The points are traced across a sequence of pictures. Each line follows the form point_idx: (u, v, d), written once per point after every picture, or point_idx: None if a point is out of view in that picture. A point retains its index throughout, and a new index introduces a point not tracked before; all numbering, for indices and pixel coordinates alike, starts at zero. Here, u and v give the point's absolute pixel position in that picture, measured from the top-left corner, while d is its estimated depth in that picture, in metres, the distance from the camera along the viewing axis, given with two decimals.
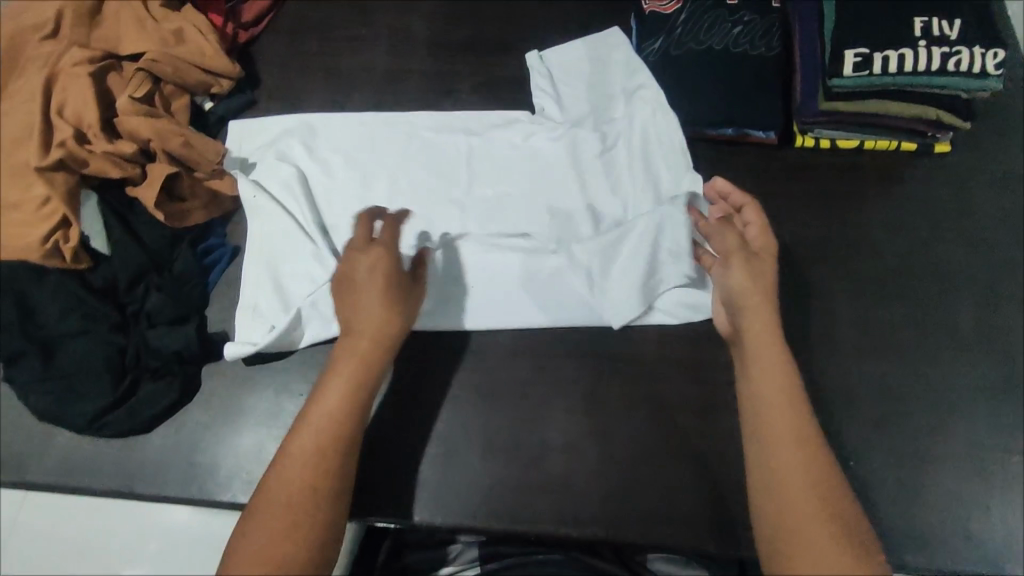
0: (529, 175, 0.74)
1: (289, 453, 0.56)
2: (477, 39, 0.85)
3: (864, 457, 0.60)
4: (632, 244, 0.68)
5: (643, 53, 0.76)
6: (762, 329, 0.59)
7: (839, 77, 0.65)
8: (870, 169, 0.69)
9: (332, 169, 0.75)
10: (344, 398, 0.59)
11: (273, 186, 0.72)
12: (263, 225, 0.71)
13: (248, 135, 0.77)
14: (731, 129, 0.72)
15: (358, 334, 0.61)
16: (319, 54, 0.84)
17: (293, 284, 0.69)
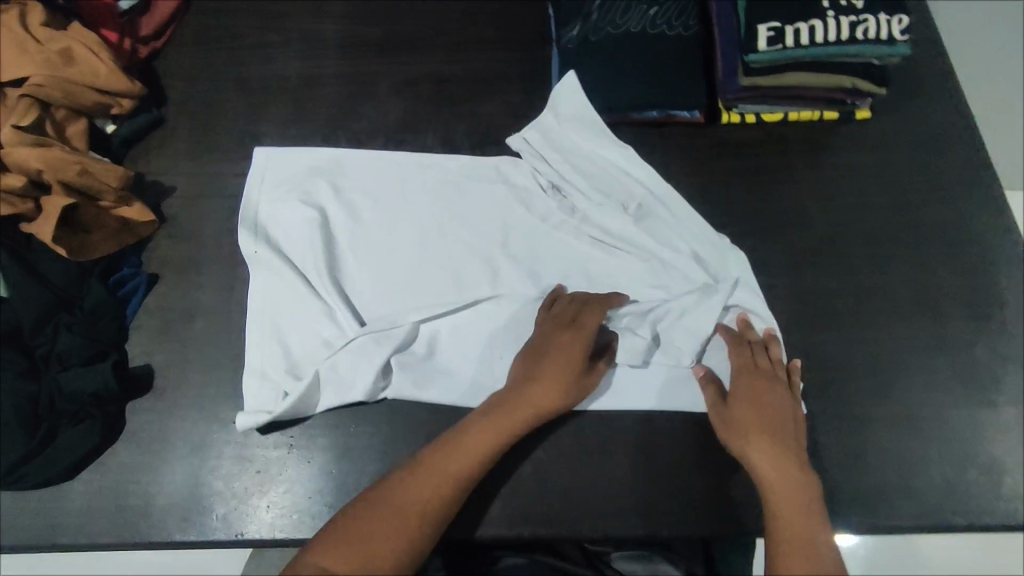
0: (536, 216, 0.69)
1: (400, 497, 0.53)
2: (401, 28, 0.79)
3: (822, 419, 0.63)
4: (673, 315, 0.64)
5: (562, 40, 0.73)
6: (776, 409, 0.58)
7: (754, 52, 0.67)
8: (796, 143, 0.75)
9: (359, 212, 0.68)
10: (477, 458, 0.55)
11: (295, 239, 0.66)
12: (277, 298, 0.63)
13: (273, 170, 0.70)
14: (657, 111, 0.73)
15: (515, 393, 0.58)
16: (227, 66, 0.76)
17: (307, 355, 0.62)
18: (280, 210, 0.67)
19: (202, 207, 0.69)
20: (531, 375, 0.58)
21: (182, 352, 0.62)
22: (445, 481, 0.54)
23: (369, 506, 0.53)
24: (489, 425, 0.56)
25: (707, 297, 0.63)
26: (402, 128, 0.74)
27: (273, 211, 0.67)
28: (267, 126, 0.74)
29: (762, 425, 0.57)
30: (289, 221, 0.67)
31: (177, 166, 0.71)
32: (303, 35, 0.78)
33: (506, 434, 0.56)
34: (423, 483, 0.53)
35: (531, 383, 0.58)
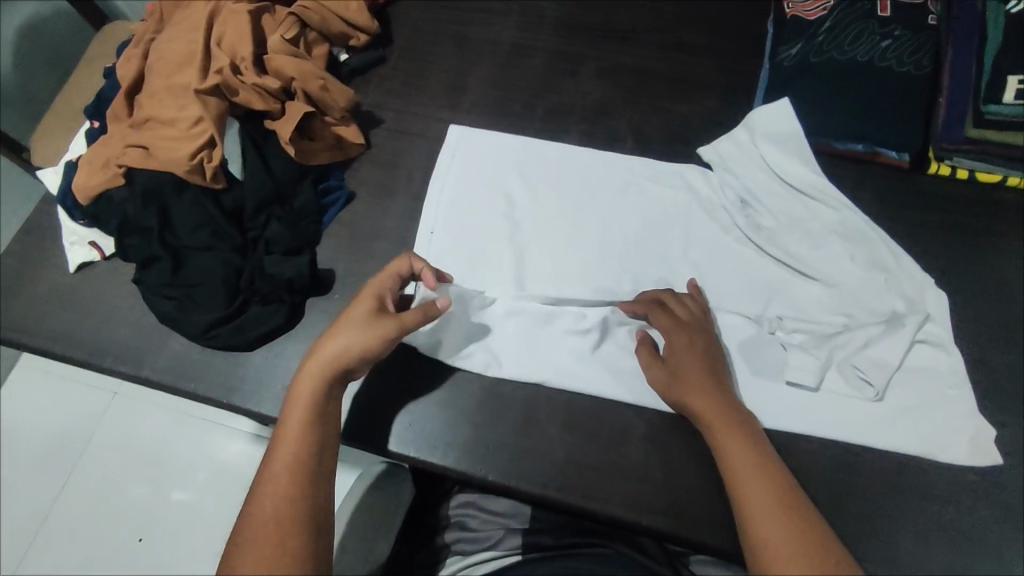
0: (729, 245, 0.68)
1: (291, 415, 0.53)
2: (615, 19, 0.82)
3: (980, 503, 0.58)
4: (868, 365, 0.61)
5: (777, 57, 0.74)
6: (707, 401, 0.55)
7: (996, 102, 0.65)
8: (1010, 209, 0.69)
9: (543, 199, 0.70)
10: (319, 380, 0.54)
11: (485, 213, 0.69)
12: (460, 270, 0.67)
13: (465, 144, 0.74)
14: (862, 145, 0.71)
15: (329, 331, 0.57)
16: (449, 23, 0.83)
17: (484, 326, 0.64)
18: (469, 182, 0.71)
19: (404, 142, 0.75)
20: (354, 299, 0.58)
21: (362, 265, 0.68)
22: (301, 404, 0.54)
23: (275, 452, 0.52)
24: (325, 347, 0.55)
25: (903, 338, 0.61)
26: (597, 110, 0.76)
27: (461, 189, 0.71)
28: (474, 82, 0.79)
29: (710, 391, 0.56)
30: (472, 201, 0.70)
31: (390, 101, 0.78)
32: (523, 8, 0.83)
33: (330, 365, 0.55)
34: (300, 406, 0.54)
35: (334, 330, 0.56)
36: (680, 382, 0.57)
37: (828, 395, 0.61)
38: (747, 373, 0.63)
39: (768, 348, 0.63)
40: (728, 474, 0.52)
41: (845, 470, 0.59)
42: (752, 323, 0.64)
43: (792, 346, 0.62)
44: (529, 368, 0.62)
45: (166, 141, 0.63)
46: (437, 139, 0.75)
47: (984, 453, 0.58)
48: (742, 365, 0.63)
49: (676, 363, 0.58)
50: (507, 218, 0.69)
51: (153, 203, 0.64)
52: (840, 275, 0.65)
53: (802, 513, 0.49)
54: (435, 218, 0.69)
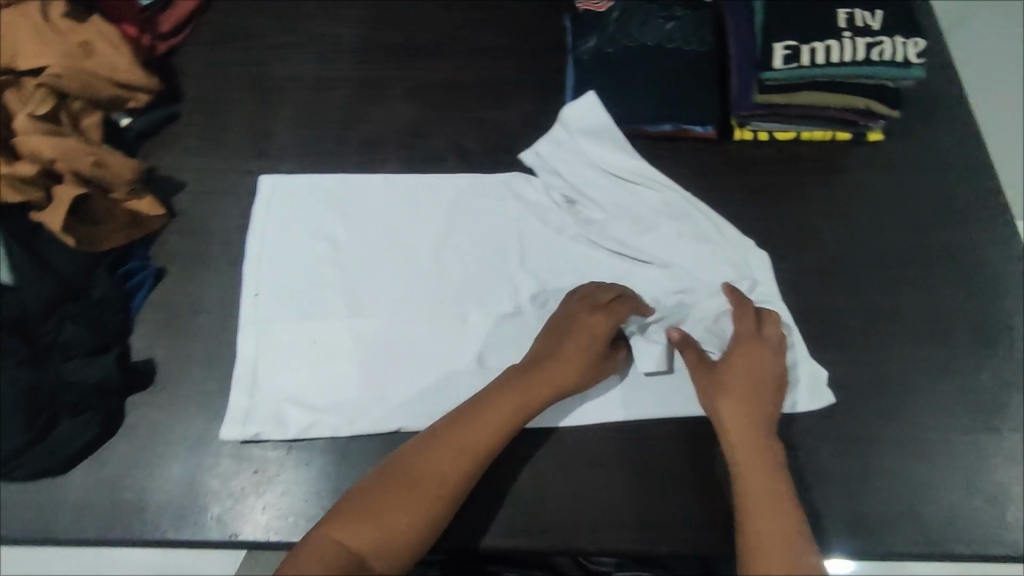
0: (563, 247, 0.68)
1: (422, 464, 0.53)
2: (417, 36, 0.80)
3: (822, 441, 0.62)
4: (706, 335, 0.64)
5: (577, 51, 0.74)
6: (736, 417, 0.57)
7: (770, 69, 0.68)
8: (809, 161, 0.74)
9: (373, 237, 0.67)
10: (520, 408, 0.56)
11: (311, 265, 0.66)
12: (295, 332, 0.63)
13: (280, 193, 0.69)
14: (669, 125, 0.72)
15: (563, 351, 0.59)
16: (244, 66, 0.78)
17: (327, 385, 0.61)
18: (290, 234, 0.67)
19: (211, 203, 0.70)
20: (571, 324, 0.60)
21: (184, 346, 0.62)
22: (463, 445, 0.54)
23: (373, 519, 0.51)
24: (548, 377, 0.58)
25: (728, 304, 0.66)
26: (413, 132, 0.74)
27: (282, 242, 0.67)
28: (280, 124, 0.74)
29: (746, 405, 0.58)
30: (296, 253, 0.66)
31: (189, 161, 0.72)
32: (320, 39, 0.80)
33: (534, 398, 0.57)
34: (448, 449, 0.54)
35: (565, 354, 0.59)
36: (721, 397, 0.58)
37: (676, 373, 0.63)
38: None
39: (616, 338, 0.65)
40: (743, 493, 0.55)
41: (706, 440, 0.61)
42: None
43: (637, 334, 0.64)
44: (382, 414, 0.59)
45: None
46: (248, 192, 0.70)
47: (820, 394, 0.63)
48: None
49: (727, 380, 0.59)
50: (337, 264, 0.66)
51: None
52: (670, 254, 0.68)
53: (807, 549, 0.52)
54: (259, 282, 0.65)
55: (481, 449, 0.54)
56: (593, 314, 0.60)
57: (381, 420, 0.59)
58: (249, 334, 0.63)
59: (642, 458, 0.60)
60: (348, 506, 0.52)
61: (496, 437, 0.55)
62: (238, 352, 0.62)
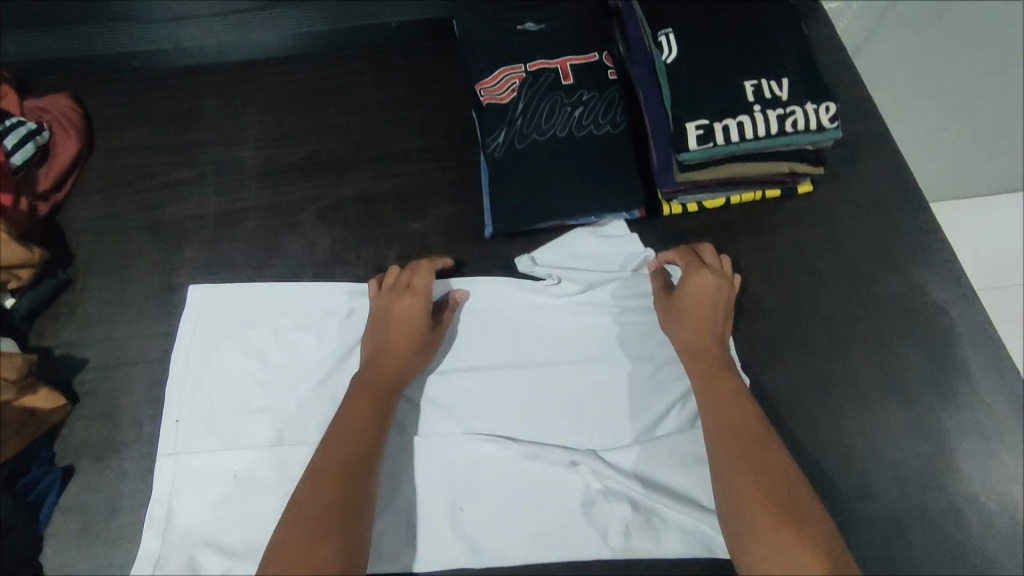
0: (523, 342, 0.64)
1: (322, 458, 0.52)
2: (322, 149, 0.76)
3: None
4: (656, 464, 0.58)
5: (488, 148, 0.71)
6: (692, 343, 0.60)
7: (686, 151, 0.64)
8: (741, 226, 0.73)
9: (304, 350, 0.62)
10: (368, 411, 0.55)
11: (239, 381, 0.61)
12: (214, 463, 0.58)
13: (211, 307, 0.64)
14: (594, 217, 0.69)
15: (376, 360, 0.58)
16: (137, 210, 0.72)
17: (242, 529, 0.55)
18: (216, 351, 0.62)
19: (117, 376, 0.64)
20: (379, 324, 0.60)
21: (102, 553, 0.56)
22: (328, 468, 0.51)
23: (290, 516, 0.49)
24: (373, 381, 0.57)
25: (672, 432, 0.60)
26: (331, 259, 0.70)
27: (208, 359, 0.62)
28: (185, 273, 0.69)
29: (698, 331, 0.60)
30: (220, 371, 0.62)
31: (88, 332, 0.66)
32: (218, 167, 0.75)
33: (372, 401, 0.56)
34: (319, 476, 0.50)
35: (388, 351, 0.59)
36: (674, 324, 0.61)
37: (626, 500, 0.57)
38: (557, 476, 0.58)
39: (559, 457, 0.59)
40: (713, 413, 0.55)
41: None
42: (538, 448, 0.59)
43: (594, 435, 0.61)
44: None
45: None
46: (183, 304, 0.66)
47: None
48: (552, 469, 0.58)
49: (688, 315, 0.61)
50: (264, 384, 0.61)
51: None
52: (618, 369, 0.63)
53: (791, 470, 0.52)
54: (181, 408, 0.60)
55: (344, 467, 0.51)
56: (400, 298, 0.61)
57: None
58: (166, 468, 0.57)
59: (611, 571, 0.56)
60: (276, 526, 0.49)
61: (352, 452, 0.52)
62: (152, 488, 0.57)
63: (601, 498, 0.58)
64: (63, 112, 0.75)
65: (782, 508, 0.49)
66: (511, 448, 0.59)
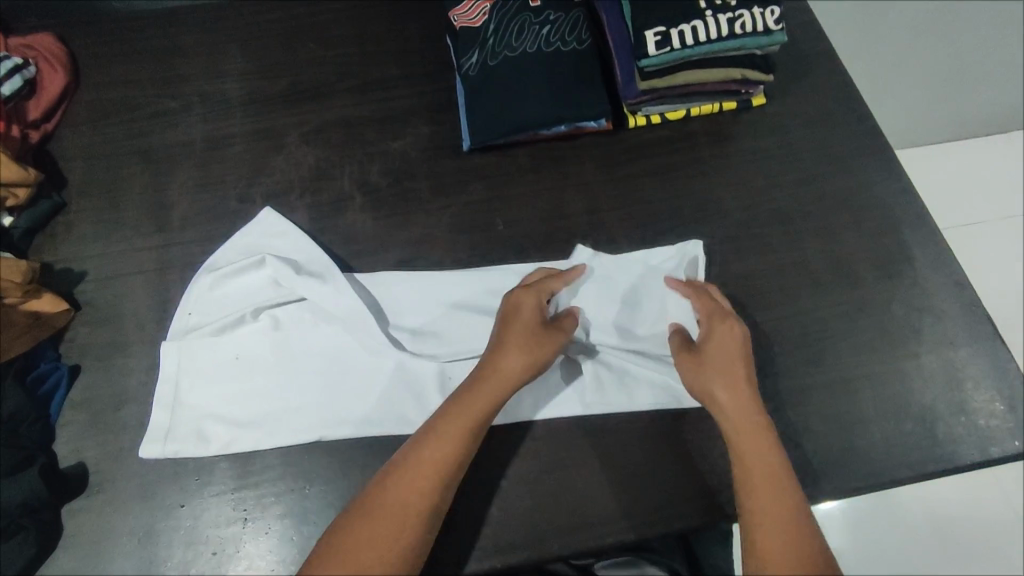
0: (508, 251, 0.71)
1: (405, 478, 0.52)
2: (304, 79, 0.79)
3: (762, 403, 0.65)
4: (628, 334, 0.66)
5: (462, 69, 0.75)
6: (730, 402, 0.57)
7: (646, 57, 0.69)
8: (701, 136, 0.78)
9: (296, 252, 0.67)
10: (454, 447, 0.53)
11: (235, 277, 0.65)
12: (218, 348, 0.63)
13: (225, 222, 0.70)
14: (565, 126, 0.74)
15: (477, 398, 0.55)
16: (127, 138, 0.75)
17: (247, 403, 0.61)
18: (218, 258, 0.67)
19: (118, 287, 0.67)
20: (483, 373, 0.56)
21: (113, 441, 0.60)
22: (406, 509, 0.51)
23: (366, 522, 0.50)
24: (466, 422, 0.54)
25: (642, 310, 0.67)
26: (317, 176, 0.74)
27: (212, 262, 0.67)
28: (178, 192, 0.72)
29: (728, 383, 0.57)
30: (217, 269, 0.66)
31: (87, 249, 0.69)
32: (204, 97, 0.78)
33: (453, 453, 0.53)
34: (404, 492, 0.51)
35: (490, 378, 0.56)
36: (719, 410, 0.57)
37: (595, 367, 0.64)
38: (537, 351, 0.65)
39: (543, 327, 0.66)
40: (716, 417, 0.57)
41: (641, 438, 0.62)
42: None
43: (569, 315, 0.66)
44: (316, 473, 0.59)
45: None
46: (251, 219, 0.71)
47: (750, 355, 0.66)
48: None
49: (708, 343, 0.60)
50: (274, 281, 0.65)
51: None
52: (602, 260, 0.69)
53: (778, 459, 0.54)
54: (186, 302, 0.65)
55: (445, 483, 0.52)
56: (517, 325, 0.59)
57: (296, 433, 0.60)
58: (172, 353, 0.62)
59: (590, 427, 0.62)
60: (342, 522, 0.51)
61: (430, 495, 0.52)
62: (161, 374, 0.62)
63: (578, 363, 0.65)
64: (48, 50, 0.77)
65: (785, 518, 0.51)
66: None
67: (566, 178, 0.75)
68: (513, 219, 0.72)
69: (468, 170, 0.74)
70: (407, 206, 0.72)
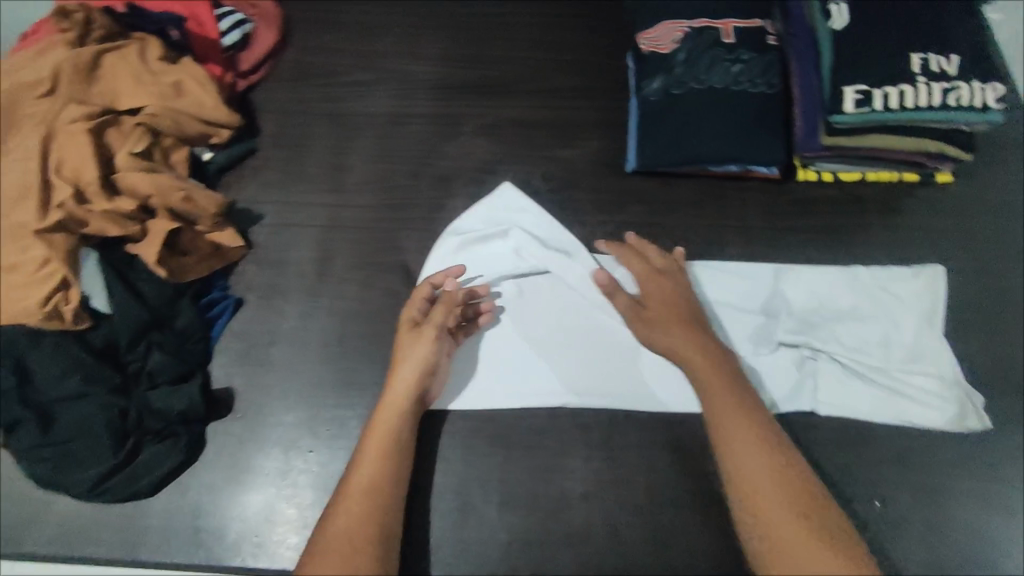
0: (727, 270, 0.70)
1: (352, 483, 0.53)
2: (486, 74, 0.83)
3: (891, 496, 0.62)
4: (836, 373, 0.66)
5: (643, 92, 0.75)
6: (728, 407, 0.55)
7: (840, 113, 0.68)
8: (873, 203, 0.74)
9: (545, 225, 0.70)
10: (385, 453, 0.54)
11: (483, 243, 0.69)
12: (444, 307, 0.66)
13: (396, 197, 0.74)
14: (736, 166, 0.73)
15: (379, 416, 0.57)
16: (319, 100, 0.81)
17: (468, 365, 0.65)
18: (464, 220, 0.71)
19: (288, 234, 0.72)
20: (389, 383, 0.58)
21: (261, 376, 0.64)
22: (362, 494, 0.52)
23: (323, 529, 0.50)
24: (383, 426, 0.56)
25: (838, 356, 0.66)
26: (483, 168, 0.76)
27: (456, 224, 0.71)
28: (355, 158, 0.77)
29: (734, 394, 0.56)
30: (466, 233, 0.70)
31: (267, 194, 0.75)
32: (393, 75, 0.83)
33: (391, 439, 0.55)
34: (351, 501, 0.52)
35: (389, 395, 0.58)
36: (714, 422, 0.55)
37: (809, 400, 0.65)
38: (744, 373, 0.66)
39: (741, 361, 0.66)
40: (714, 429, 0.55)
41: None
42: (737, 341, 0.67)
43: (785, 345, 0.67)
44: (439, 451, 0.62)
45: (11, 290, 0.58)
46: (417, 197, 0.74)
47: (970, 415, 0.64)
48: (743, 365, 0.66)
49: (677, 342, 0.60)
50: (516, 251, 0.68)
51: (10, 358, 0.58)
52: (795, 296, 0.69)
53: (797, 476, 0.51)
54: (431, 258, 0.69)
55: (384, 483, 0.53)
56: (405, 337, 0.60)
57: (511, 399, 0.63)
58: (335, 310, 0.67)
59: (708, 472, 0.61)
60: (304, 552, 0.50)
61: (383, 475, 0.53)
62: (319, 325, 0.66)
63: (795, 392, 0.65)
64: (266, 10, 0.84)
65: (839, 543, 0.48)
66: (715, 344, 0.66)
67: (725, 218, 0.74)
68: (663, 248, 0.72)
69: (628, 191, 0.75)
70: (563, 214, 0.74)
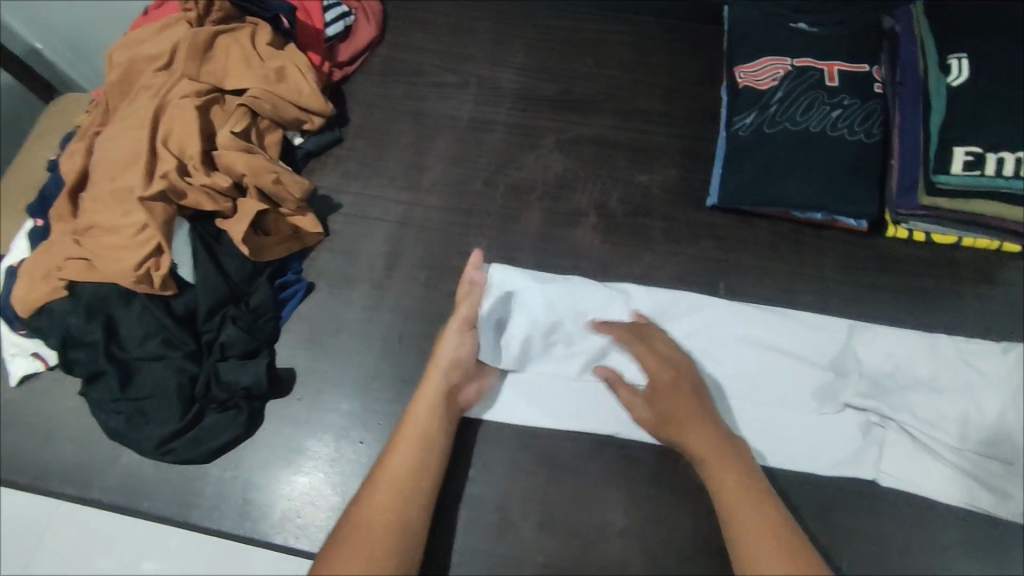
0: (799, 320, 0.67)
1: (380, 475, 0.55)
2: (572, 89, 0.82)
3: None
4: (903, 445, 0.62)
5: (734, 126, 0.73)
6: (703, 443, 0.57)
7: (946, 173, 0.65)
8: (965, 270, 0.70)
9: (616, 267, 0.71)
10: (415, 450, 0.56)
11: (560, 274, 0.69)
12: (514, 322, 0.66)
13: (470, 202, 0.75)
14: (822, 214, 0.70)
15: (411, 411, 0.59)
16: (407, 98, 0.83)
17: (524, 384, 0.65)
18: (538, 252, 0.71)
19: (363, 227, 0.74)
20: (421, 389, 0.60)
21: (321, 362, 0.66)
22: (390, 485, 0.54)
23: (350, 515, 0.53)
24: (415, 422, 0.58)
25: (908, 427, 0.63)
26: (559, 184, 0.76)
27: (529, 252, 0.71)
28: (435, 159, 0.78)
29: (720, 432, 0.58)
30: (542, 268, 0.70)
31: (347, 184, 0.77)
32: (480, 81, 0.83)
33: (423, 434, 0.57)
34: (379, 491, 0.54)
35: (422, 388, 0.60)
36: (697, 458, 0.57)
37: (870, 468, 0.62)
38: (805, 430, 0.63)
39: (802, 419, 0.64)
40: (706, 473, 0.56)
41: None
42: (801, 393, 0.64)
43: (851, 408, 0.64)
44: (484, 461, 0.62)
45: (111, 251, 0.61)
46: (490, 205, 0.75)
47: None
48: (803, 421, 0.64)
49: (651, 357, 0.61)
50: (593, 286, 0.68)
51: (100, 313, 0.61)
52: (868, 357, 0.65)
53: (782, 519, 0.53)
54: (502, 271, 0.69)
55: (412, 478, 0.55)
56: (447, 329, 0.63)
57: (560, 420, 0.63)
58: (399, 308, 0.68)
59: None
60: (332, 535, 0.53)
61: (416, 468, 0.56)
62: (382, 320, 0.68)
63: (858, 457, 0.62)
64: (368, 5, 0.86)
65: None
66: (778, 394, 0.64)
67: (803, 266, 0.71)
68: (734, 288, 0.70)
69: (705, 225, 0.74)
70: (635, 239, 0.73)
